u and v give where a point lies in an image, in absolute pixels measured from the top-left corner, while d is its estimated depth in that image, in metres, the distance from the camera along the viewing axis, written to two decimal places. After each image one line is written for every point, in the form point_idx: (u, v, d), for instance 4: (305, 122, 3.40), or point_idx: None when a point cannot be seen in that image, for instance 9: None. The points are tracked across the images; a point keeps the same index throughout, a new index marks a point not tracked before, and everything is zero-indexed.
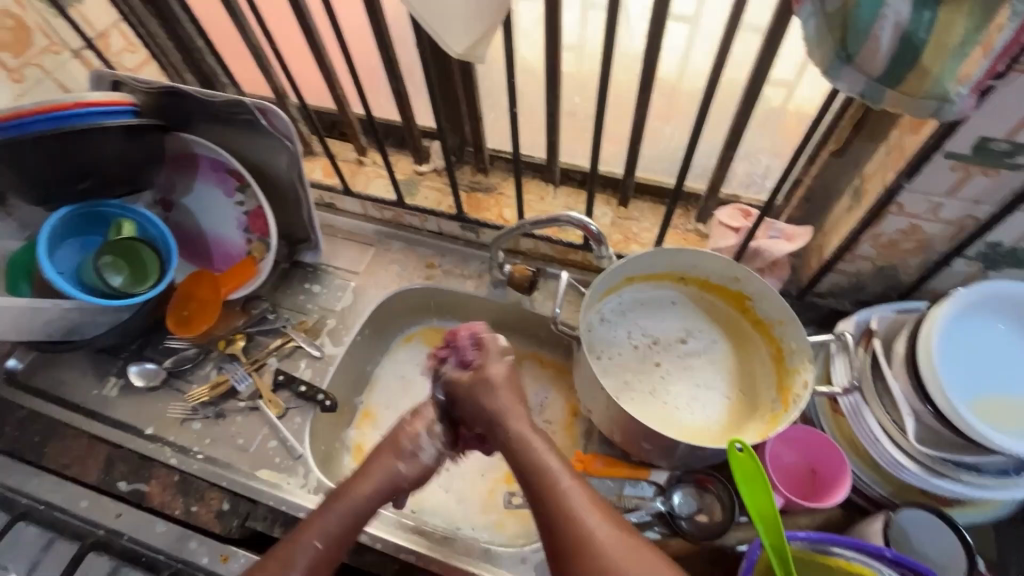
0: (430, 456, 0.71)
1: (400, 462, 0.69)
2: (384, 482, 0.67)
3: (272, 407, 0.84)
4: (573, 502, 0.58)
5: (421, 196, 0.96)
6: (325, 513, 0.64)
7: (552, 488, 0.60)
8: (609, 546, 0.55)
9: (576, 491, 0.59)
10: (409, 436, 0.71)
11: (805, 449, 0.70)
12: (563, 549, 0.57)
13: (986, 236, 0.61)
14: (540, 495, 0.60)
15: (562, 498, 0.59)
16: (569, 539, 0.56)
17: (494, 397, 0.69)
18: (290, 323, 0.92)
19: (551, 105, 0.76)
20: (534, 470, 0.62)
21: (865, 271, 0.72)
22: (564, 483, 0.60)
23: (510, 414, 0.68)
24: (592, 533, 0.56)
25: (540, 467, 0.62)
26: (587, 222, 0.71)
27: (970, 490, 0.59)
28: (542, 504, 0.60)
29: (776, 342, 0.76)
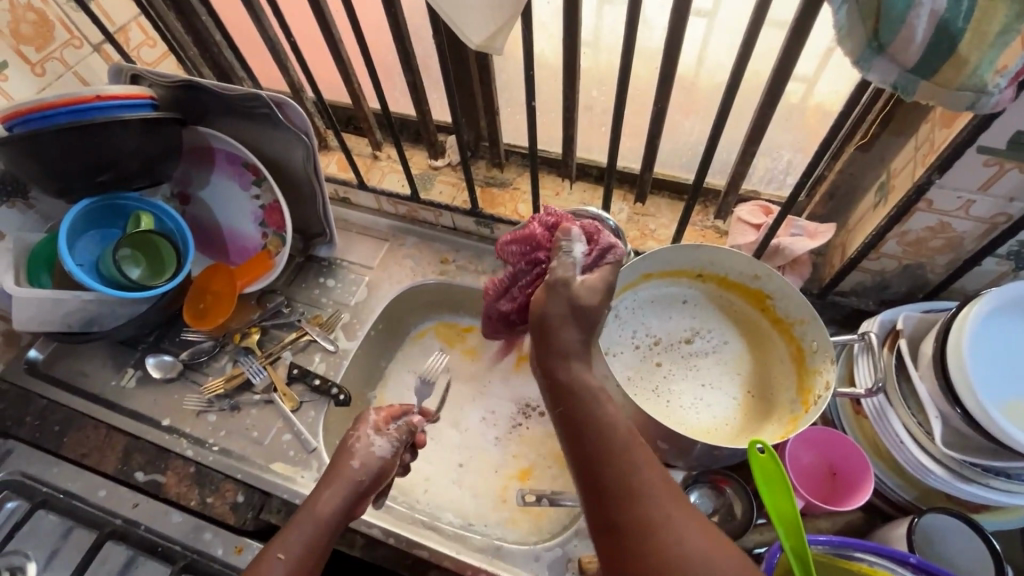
0: (386, 451, 0.69)
1: (353, 461, 0.67)
2: (342, 493, 0.65)
3: (286, 401, 0.84)
4: (642, 476, 0.49)
5: (436, 191, 0.96)
6: (289, 530, 0.62)
7: (615, 457, 0.50)
8: (684, 534, 0.46)
9: (647, 464, 0.50)
10: (357, 438, 0.69)
11: (824, 450, 0.68)
12: (627, 529, 0.47)
13: (1020, 234, 0.59)
14: (600, 463, 0.50)
15: (629, 468, 0.49)
16: (634, 521, 0.47)
17: (573, 325, 0.56)
18: (304, 317, 0.92)
19: (569, 99, 0.75)
20: (595, 434, 0.51)
21: (891, 269, 0.70)
22: (632, 451, 0.50)
23: (576, 353, 0.56)
24: (665, 516, 0.47)
25: (602, 428, 0.51)
26: (604, 218, 0.69)
27: (999, 496, 0.57)
28: (602, 472, 0.49)
29: (796, 341, 0.75)
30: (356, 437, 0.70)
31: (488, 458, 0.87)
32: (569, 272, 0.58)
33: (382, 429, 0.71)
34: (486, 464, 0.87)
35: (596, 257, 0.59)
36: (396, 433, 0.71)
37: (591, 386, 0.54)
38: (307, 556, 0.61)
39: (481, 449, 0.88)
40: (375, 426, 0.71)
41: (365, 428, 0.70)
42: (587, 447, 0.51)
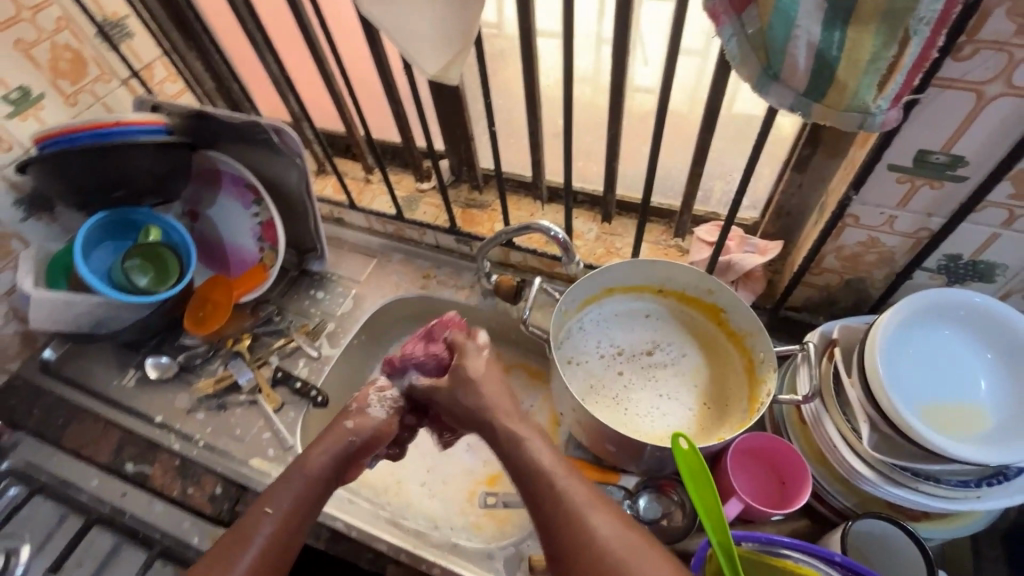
0: (380, 415, 0.73)
1: (349, 420, 0.71)
2: (333, 449, 0.67)
3: (269, 401, 0.89)
4: (575, 500, 0.56)
5: (420, 212, 1.03)
6: (279, 485, 0.63)
7: (553, 493, 0.57)
8: (612, 543, 0.52)
9: (577, 489, 0.57)
10: (359, 399, 0.74)
11: (770, 460, 0.70)
12: (568, 551, 0.54)
13: (942, 248, 0.62)
14: (537, 497, 0.58)
15: (563, 502, 0.56)
16: (571, 539, 0.54)
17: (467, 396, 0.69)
18: (293, 325, 0.99)
19: (533, 124, 0.82)
20: (533, 472, 0.60)
21: (834, 284, 0.73)
22: (564, 483, 0.57)
23: (498, 411, 0.67)
24: (595, 533, 0.53)
25: (539, 466, 0.60)
26: (556, 232, 0.75)
27: (928, 499, 0.58)
28: (544, 505, 0.57)
29: (748, 354, 0.78)
30: (357, 401, 0.74)
31: (459, 463, 0.91)
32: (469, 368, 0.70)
33: (380, 392, 0.75)
34: (456, 469, 0.90)
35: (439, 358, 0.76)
36: (391, 398, 0.75)
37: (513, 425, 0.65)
38: (293, 511, 0.62)
39: (453, 455, 0.92)
40: (377, 390, 0.75)
41: (370, 391, 0.75)
42: (532, 483, 0.59)
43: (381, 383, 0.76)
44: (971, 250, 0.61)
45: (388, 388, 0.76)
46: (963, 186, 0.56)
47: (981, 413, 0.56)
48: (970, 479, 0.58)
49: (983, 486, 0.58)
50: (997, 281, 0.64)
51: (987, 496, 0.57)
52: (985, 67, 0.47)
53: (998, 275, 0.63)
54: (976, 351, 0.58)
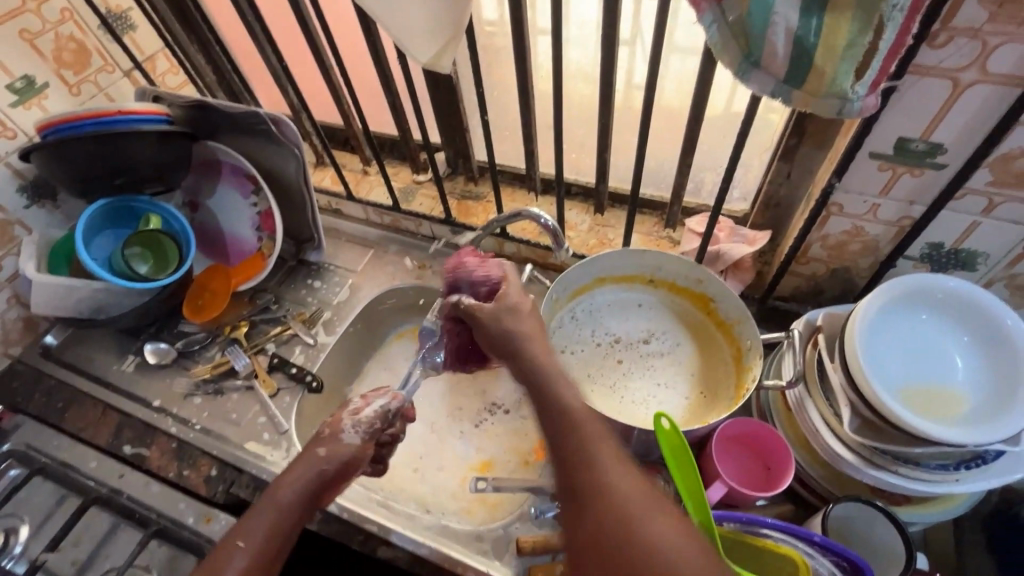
0: (354, 440, 0.70)
1: (320, 448, 0.67)
2: (304, 479, 0.65)
3: (266, 386, 0.90)
4: (594, 448, 0.52)
5: (416, 203, 1.05)
6: (249, 516, 0.61)
7: (571, 435, 0.53)
8: (627, 496, 0.49)
9: (601, 435, 0.53)
10: (331, 424, 0.70)
11: (755, 445, 0.71)
12: (578, 490, 0.51)
13: (925, 236, 0.63)
14: (556, 433, 0.54)
15: (581, 446, 0.52)
16: (583, 483, 0.51)
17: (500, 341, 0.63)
18: (290, 314, 1.00)
19: (526, 115, 0.83)
20: (553, 411, 0.56)
21: (821, 273, 0.74)
22: (586, 428, 0.53)
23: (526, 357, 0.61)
24: (610, 485, 0.50)
25: (563, 404, 0.56)
26: (545, 219, 0.75)
27: (908, 482, 0.59)
28: (563, 442, 0.53)
29: (737, 342, 0.79)
30: (331, 426, 0.70)
31: (451, 449, 0.92)
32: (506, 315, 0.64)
33: (354, 415, 0.72)
34: (449, 455, 0.92)
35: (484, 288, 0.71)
36: (365, 422, 0.72)
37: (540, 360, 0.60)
38: (267, 542, 0.60)
39: (446, 442, 0.93)
40: (349, 414, 0.72)
41: (343, 415, 0.71)
42: (552, 420, 0.55)
43: (354, 407, 0.73)
44: (953, 238, 0.62)
45: (361, 411, 0.72)
46: (943, 174, 0.57)
47: (961, 395, 0.56)
48: (949, 462, 0.59)
49: (961, 469, 0.59)
50: (979, 270, 0.64)
51: (965, 478, 0.59)
52: (960, 55, 0.48)
53: (979, 264, 0.64)
54: (956, 335, 0.59)
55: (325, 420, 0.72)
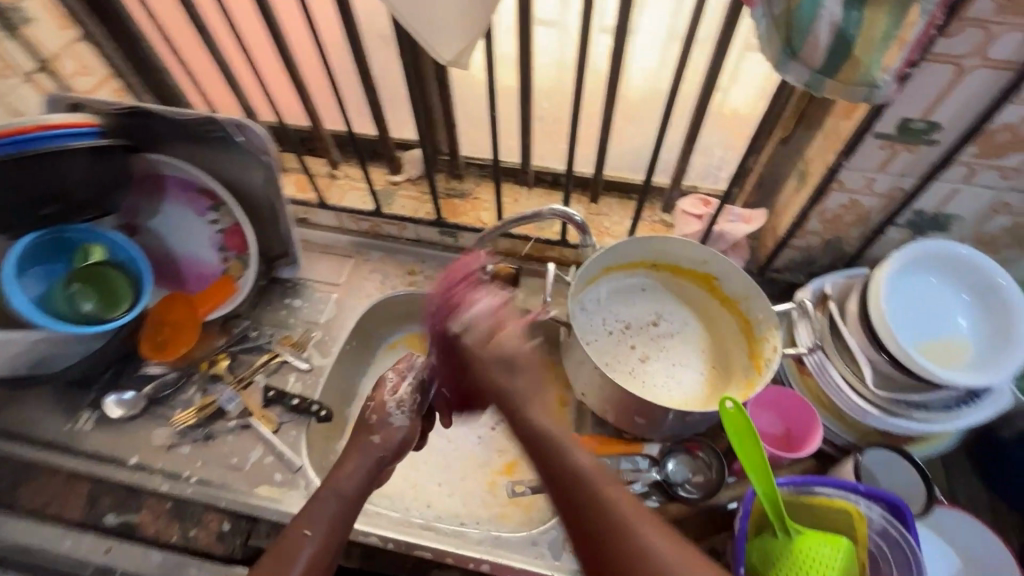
0: (402, 423, 0.70)
1: (375, 434, 0.68)
2: (365, 462, 0.65)
3: (265, 423, 0.82)
4: (620, 511, 0.50)
5: (398, 206, 0.99)
6: (314, 505, 0.60)
7: (594, 497, 0.51)
8: (667, 562, 0.46)
9: (625, 500, 0.51)
10: (374, 410, 0.70)
11: (781, 410, 0.76)
12: (613, 565, 0.48)
13: (912, 204, 0.70)
14: (577, 503, 0.52)
15: (605, 508, 0.50)
16: (618, 555, 0.48)
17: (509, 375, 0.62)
18: (274, 339, 0.92)
19: (524, 108, 0.80)
20: (567, 475, 0.54)
21: (815, 245, 0.81)
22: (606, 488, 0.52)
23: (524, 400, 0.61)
24: (655, 551, 0.47)
25: (576, 467, 0.54)
26: (569, 212, 0.76)
27: (923, 426, 0.67)
28: (584, 512, 0.51)
29: (743, 315, 0.83)
30: (376, 411, 0.70)
31: (473, 456, 0.90)
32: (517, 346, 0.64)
33: (395, 395, 0.71)
34: (472, 462, 0.90)
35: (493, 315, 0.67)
36: (410, 399, 0.71)
37: (542, 418, 0.59)
38: (333, 531, 0.59)
39: (466, 450, 0.91)
40: (391, 391, 0.71)
41: (384, 396, 0.71)
42: (572, 491, 0.53)
43: (391, 386, 0.72)
44: (934, 204, 0.70)
45: (399, 389, 0.72)
46: (935, 148, 0.63)
47: (959, 343, 0.65)
48: (953, 402, 0.67)
49: (963, 407, 0.67)
50: (952, 231, 0.73)
51: (967, 414, 0.67)
52: (964, 43, 0.53)
53: (953, 226, 0.72)
54: (953, 292, 0.67)
55: (368, 404, 0.71)
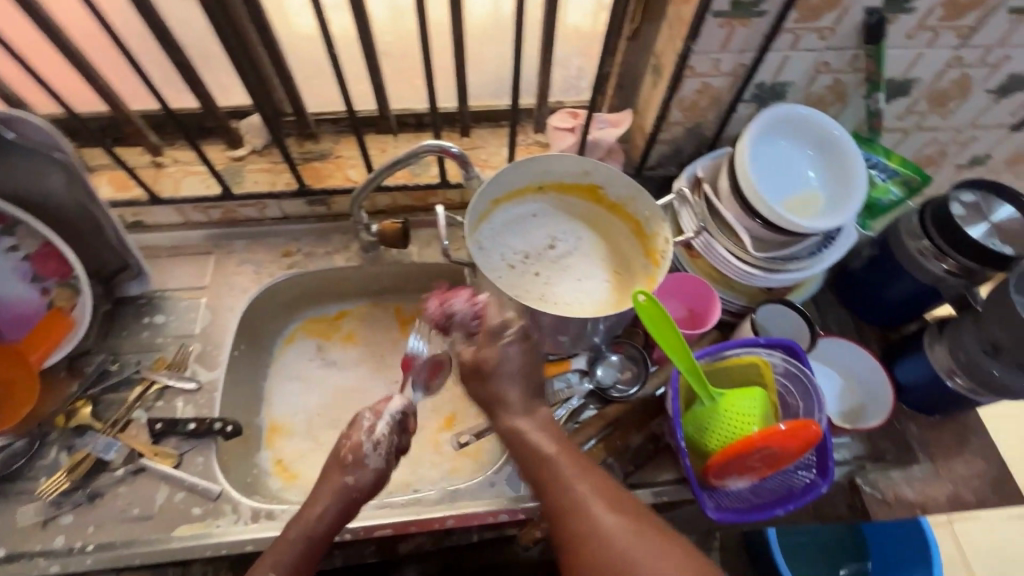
0: (377, 464, 0.63)
1: (347, 475, 0.62)
2: (337, 503, 0.61)
3: (163, 459, 0.71)
4: (577, 492, 0.55)
5: (250, 182, 0.87)
6: (271, 550, 0.58)
7: (557, 481, 0.56)
8: (614, 534, 0.51)
9: (584, 483, 0.55)
10: (349, 448, 0.64)
11: (682, 295, 0.82)
12: (570, 542, 0.53)
13: (754, 78, 0.76)
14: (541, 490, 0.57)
15: (565, 491, 0.55)
16: (570, 533, 0.53)
17: (502, 366, 0.64)
18: (144, 366, 0.78)
19: (368, 43, 0.72)
20: (539, 466, 0.59)
21: (680, 135, 0.85)
22: (567, 473, 0.56)
23: (509, 400, 0.63)
24: (603, 528, 0.51)
25: (543, 454, 0.59)
26: (445, 145, 0.71)
27: (799, 274, 0.75)
28: (549, 498, 0.56)
29: (632, 217, 0.87)
30: (351, 449, 0.64)
31: None
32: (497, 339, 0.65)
33: (371, 435, 0.64)
34: None
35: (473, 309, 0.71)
36: (385, 441, 0.65)
37: (524, 421, 0.62)
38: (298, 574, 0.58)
39: None
40: (366, 430, 0.65)
41: (360, 437, 0.64)
42: (543, 482, 0.57)
43: (368, 425, 0.65)
44: (771, 75, 0.76)
45: (376, 428, 0.65)
46: (765, 19, 0.68)
47: (813, 196, 0.73)
48: (817, 248, 0.76)
49: (825, 250, 0.76)
50: (788, 98, 0.80)
51: (830, 255, 0.76)
52: None
53: (789, 92, 0.79)
54: (801, 150, 0.75)
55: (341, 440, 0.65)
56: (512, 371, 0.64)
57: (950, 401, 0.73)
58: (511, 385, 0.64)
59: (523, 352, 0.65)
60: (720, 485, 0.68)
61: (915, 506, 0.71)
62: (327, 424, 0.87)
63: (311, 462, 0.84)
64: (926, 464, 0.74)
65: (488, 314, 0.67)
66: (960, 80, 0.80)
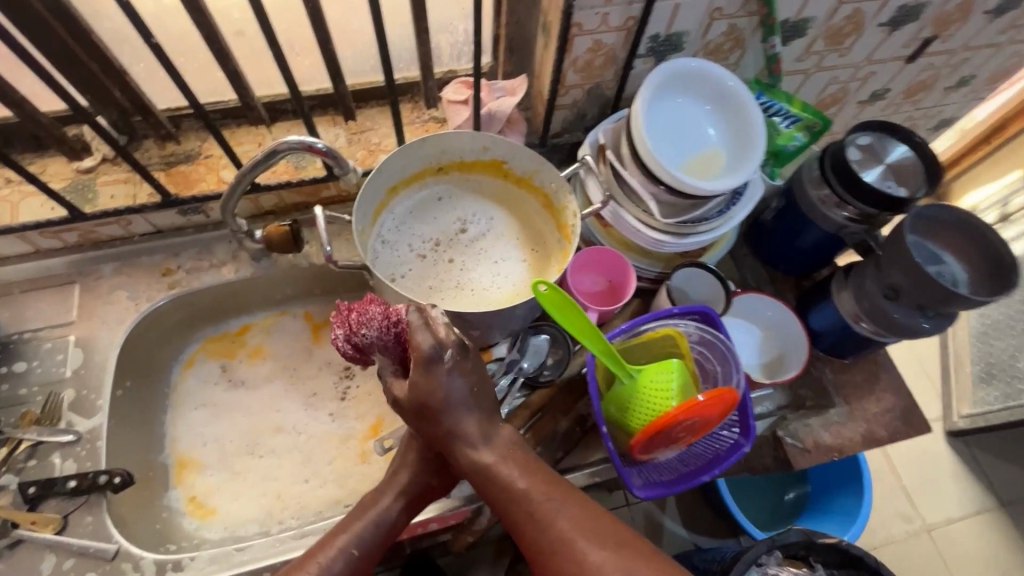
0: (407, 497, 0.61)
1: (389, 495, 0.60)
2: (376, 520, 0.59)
3: (43, 526, 0.63)
4: (561, 528, 0.52)
5: (105, 197, 0.76)
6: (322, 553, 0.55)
7: (539, 516, 0.54)
8: (606, 569, 0.49)
9: (568, 514, 0.53)
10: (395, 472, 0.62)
11: (598, 269, 0.79)
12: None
13: (647, 31, 0.70)
14: (523, 527, 0.54)
15: (548, 527, 0.53)
16: (561, 570, 0.51)
17: (446, 394, 0.57)
18: (8, 423, 0.69)
19: (207, 26, 0.61)
20: (509, 500, 0.56)
21: (579, 98, 0.80)
22: (547, 506, 0.54)
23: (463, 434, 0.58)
24: (593, 564, 0.49)
25: (515, 490, 0.56)
26: (309, 141, 0.64)
27: (707, 236, 0.73)
28: (534, 537, 0.53)
29: (540, 190, 0.81)
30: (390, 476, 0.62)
31: (333, 434, 0.83)
32: (438, 354, 0.55)
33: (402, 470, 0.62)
34: (333, 441, 0.82)
35: (392, 334, 0.58)
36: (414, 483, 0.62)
37: (486, 454, 0.58)
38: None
39: (323, 432, 0.83)
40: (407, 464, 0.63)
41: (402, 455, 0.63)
42: (520, 520, 0.55)
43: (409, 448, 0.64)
44: (664, 27, 0.71)
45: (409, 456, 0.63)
46: None
47: (714, 154, 0.70)
48: (724, 207, 0.74)
49: (731, 209, 0.74)
50: (686, 48, 0.76)
51: (736, 213, 0.74)
52: None
53: (685, 43, 0.75)
54: (700, 106, 0.71)
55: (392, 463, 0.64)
56: (455, 403, 0.57)
57: (859, 344, 0.74)
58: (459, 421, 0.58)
59: (470, 373, 0.58)
60: (647, 460, 0.68)
61: (833, 450, 0.73)
62: (240, 451, 0.80)
63: (226, 495, 0.78)
64: (842, 407, 0.75)
65: (417, 338, 0.54)
66: (852, 15, 0.78)
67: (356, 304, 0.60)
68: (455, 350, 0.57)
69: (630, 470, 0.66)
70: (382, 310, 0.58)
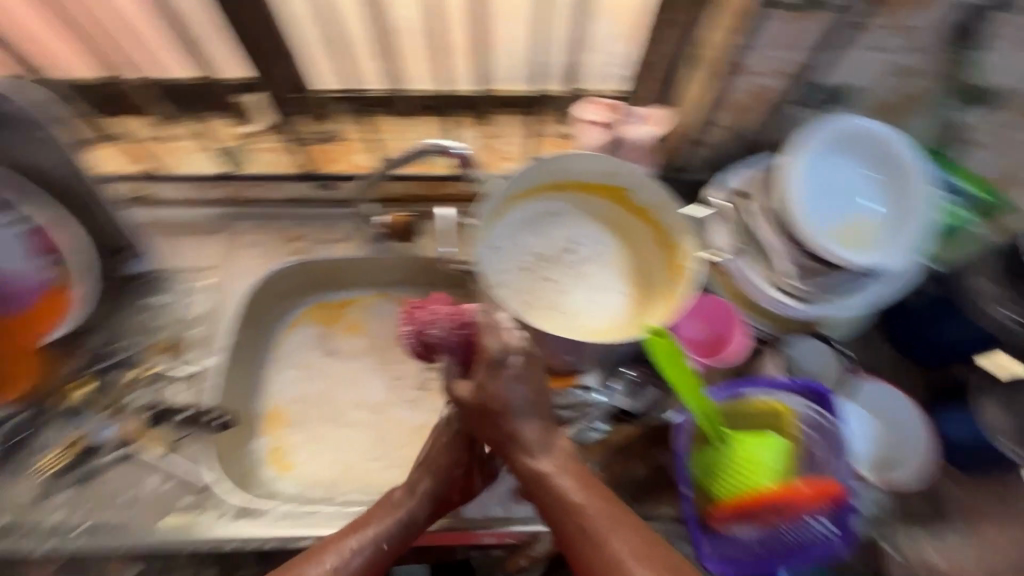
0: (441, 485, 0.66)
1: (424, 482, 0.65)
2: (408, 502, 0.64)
3: (157, 445, 0.72)
4: (615, 549, 0.51)
5: (259, 162, 0.88)
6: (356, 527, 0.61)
7: (593, 536, 0.52)
8: None
9: (623, 537, 0.52)
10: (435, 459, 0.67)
11: (706, 317, 0.73)
12: None
13: (810, 79, 0.67)
14: (574, 541, 0.53)
15: (602, 547, 0.52)
16: None
17: (513, 401, 0.58)
18: (145, 346, 0.78)
19: None
20: (563, 512, 0.55)
21: (719, 138, 0.76)
22: (602, 525, 0.53)
23: (532, 442, 0.59)
24: None
25: (570, 503, 0.55)
26: (451, 144, 0.71)
27: (843, 310, 0.69)
28: (585, 555, 0.52)
29: (658, 225, 0.79)
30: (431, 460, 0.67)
31: (409, 422, 0.85)
32: (506, 359, 0.57)
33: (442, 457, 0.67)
34: (408, 430, 0.84)
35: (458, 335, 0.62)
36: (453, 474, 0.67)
37: (545, 461, 0.58)
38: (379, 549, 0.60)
39: (399, 416, 0.85)
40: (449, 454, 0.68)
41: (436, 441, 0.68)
42: (571, 534, 0.54)
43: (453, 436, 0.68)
44: (831, 76, 0.67)
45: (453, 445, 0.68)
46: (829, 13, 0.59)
47: (863, 225, 0.69)
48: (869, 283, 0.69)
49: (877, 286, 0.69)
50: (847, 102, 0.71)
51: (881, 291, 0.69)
52: None
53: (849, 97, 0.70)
54: (857, 177, 0.70)
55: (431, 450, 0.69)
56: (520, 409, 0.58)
57: None
58: (526, 432, 0.59)
59: (535, 383, 0.59)
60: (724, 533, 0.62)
61: None
62: (323, 416, 0.85)
63: (305, 454, 0.82)
64: (965, 528, 0.66)
65: (488, 339, 0.57)
66: None
67: (430, 303, 0.65)
68: (523, 356, 0.58)
69: (702, 538, 0.62)
70: (451, 311, 0.63)
